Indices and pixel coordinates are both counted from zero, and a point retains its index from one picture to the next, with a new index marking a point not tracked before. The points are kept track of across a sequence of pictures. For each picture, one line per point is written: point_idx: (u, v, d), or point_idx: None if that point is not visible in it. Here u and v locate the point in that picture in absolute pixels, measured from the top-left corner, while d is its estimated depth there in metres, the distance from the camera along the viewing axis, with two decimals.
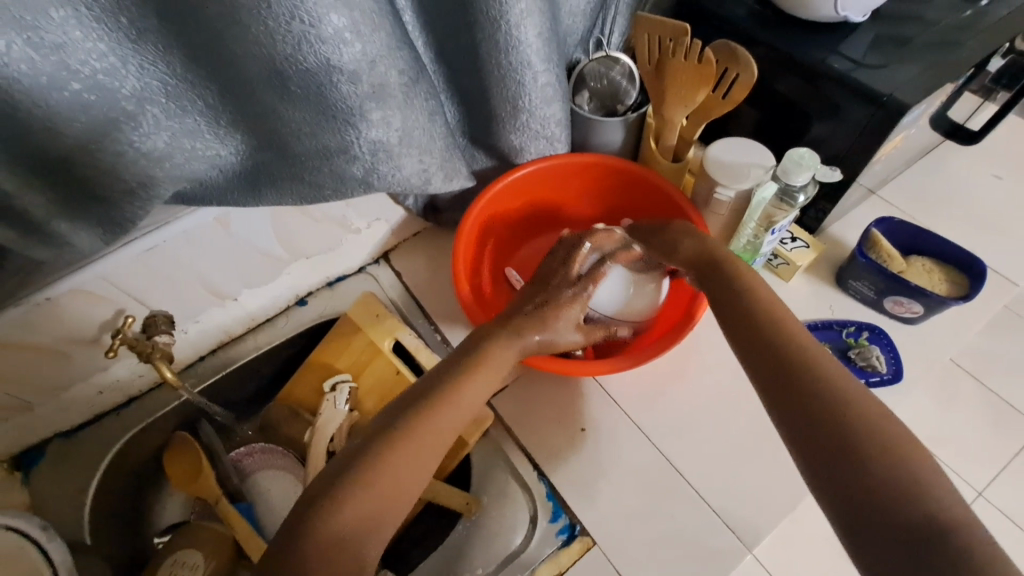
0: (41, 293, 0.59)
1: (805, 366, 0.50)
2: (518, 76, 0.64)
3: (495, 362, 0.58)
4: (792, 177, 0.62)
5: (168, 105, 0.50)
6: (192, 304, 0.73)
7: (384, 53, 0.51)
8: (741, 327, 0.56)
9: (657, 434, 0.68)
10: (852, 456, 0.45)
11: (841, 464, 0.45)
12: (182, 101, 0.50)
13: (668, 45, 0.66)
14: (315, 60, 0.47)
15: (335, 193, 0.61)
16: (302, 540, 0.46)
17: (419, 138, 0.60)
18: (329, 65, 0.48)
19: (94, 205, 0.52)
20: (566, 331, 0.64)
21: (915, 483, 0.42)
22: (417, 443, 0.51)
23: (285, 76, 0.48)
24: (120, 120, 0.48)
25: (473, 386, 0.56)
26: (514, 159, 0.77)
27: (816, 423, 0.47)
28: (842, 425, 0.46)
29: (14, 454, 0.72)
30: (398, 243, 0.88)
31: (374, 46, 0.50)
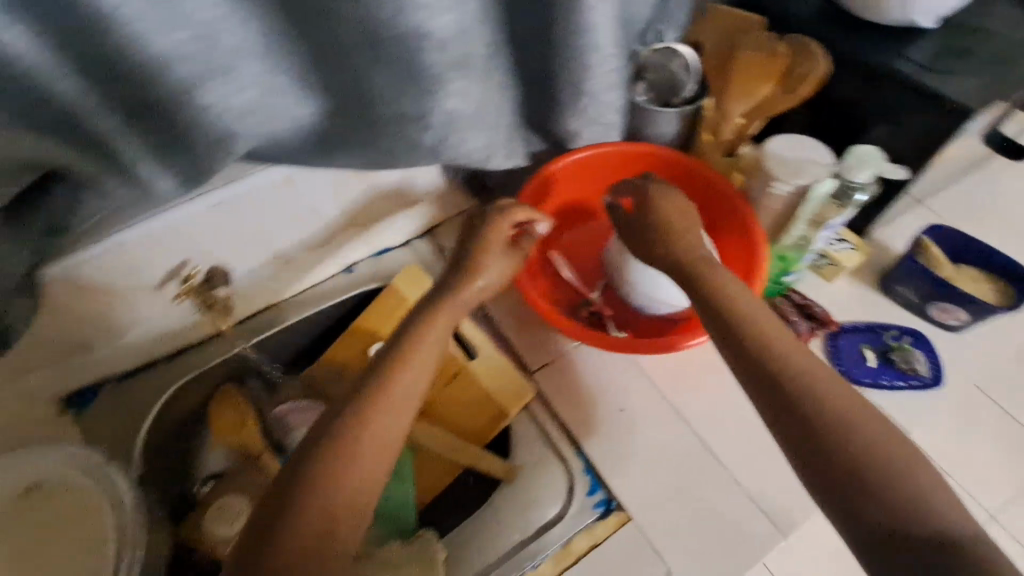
0: (114, 236, 0.61)
1: (795, 384, 0.50)
2: (588, 59, 0.65)
3: (437, 325, 0.60)
4: (855, 174, 0.64)
5: (263, 58, 0.52)
6: (248, 261, 0.75)
7: (472, 24, 0.52)
8: (728, 343, 0.55)
9: (696, 420, 0.70)
10: (856, 477, 0.45)
11: (845, 484, 0.45)
12: (276, 57, 0.52)
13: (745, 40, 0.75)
14: (409, 23, 0.49)
15: (403, 160, 0.62)
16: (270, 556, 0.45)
17: (490, 113, 0.61)
18: (420, 31, 0.49)
19: (180, 153, 0.54)
20: (497, 272, 0.66)
21: (917, 501, 0.43)
22: (369, 442, 0.51)
23: (377, 38, 0.50)
24: (217, 70, 0.49)
25: (424, 347, 0.58)
26: (569, 143, 0.77)
27: (814, 445, 0.47)
28: (840, 441, 0.47)
29: (67, 394, 0.74)
30: (446, 218, 0.88)
31: (463, 17, 0.51)
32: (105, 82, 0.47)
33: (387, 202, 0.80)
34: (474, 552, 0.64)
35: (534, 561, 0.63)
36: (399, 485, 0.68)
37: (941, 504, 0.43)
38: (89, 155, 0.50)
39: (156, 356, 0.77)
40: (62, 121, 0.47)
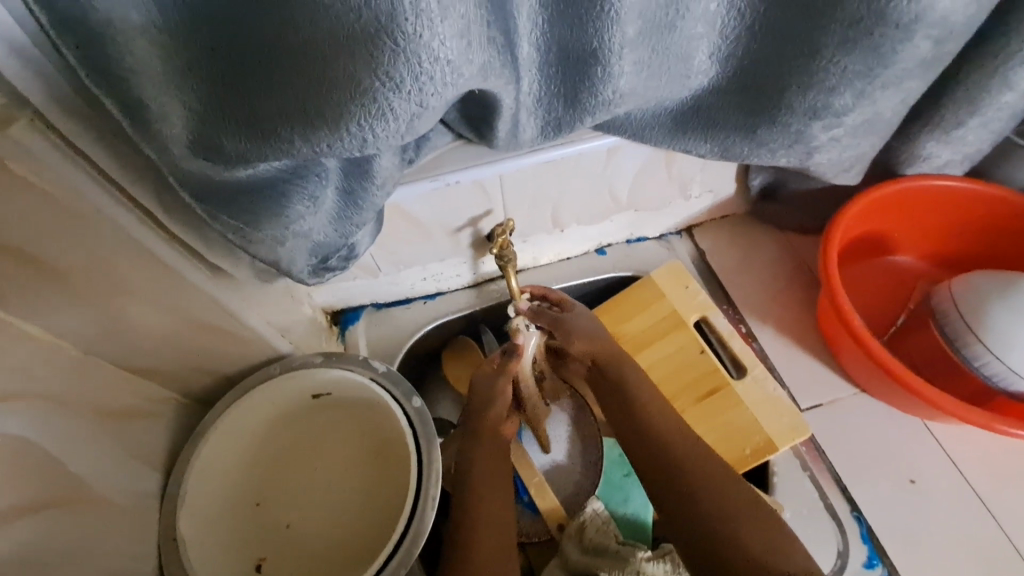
0: (446, 176, 0.60)
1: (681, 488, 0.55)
2: (1014, 78, 0.54)
3: (489, 450, 0.60)
4: None
5: (716, 11, 0.45)
6: (528, 222, 0.72)
7: (966, 18, 0.45)
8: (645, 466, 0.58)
9: (1006, 515, 0.61)
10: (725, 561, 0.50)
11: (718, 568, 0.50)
12: (731, 13, 0.46)
13: None
14: (915, 7, 0.43)
15: (763, 156, 0.55)
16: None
17: (890, 121, 0.53)
18: (922, 15, 0.43)
19: (567, 109, 0.50)
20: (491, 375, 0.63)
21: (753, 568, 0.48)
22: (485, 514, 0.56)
23: (867, 17, 0.43)
24: (671, 22, 0.44)
25: (488, 459, 0.60)
26: (905, 168, 0.66)
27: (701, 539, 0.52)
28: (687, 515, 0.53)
29: (336, 309, 0.76)
30: (708, 219, 0.82)
31: (966, 9, 0.44)
32: (562, 15, 0.43)
33: (672, 193, 0.75)
34: None
35: None
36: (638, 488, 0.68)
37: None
38: (509, 98, 0.45)
39: (415, 294, 0.77)
40: (507, 55, 0.41)
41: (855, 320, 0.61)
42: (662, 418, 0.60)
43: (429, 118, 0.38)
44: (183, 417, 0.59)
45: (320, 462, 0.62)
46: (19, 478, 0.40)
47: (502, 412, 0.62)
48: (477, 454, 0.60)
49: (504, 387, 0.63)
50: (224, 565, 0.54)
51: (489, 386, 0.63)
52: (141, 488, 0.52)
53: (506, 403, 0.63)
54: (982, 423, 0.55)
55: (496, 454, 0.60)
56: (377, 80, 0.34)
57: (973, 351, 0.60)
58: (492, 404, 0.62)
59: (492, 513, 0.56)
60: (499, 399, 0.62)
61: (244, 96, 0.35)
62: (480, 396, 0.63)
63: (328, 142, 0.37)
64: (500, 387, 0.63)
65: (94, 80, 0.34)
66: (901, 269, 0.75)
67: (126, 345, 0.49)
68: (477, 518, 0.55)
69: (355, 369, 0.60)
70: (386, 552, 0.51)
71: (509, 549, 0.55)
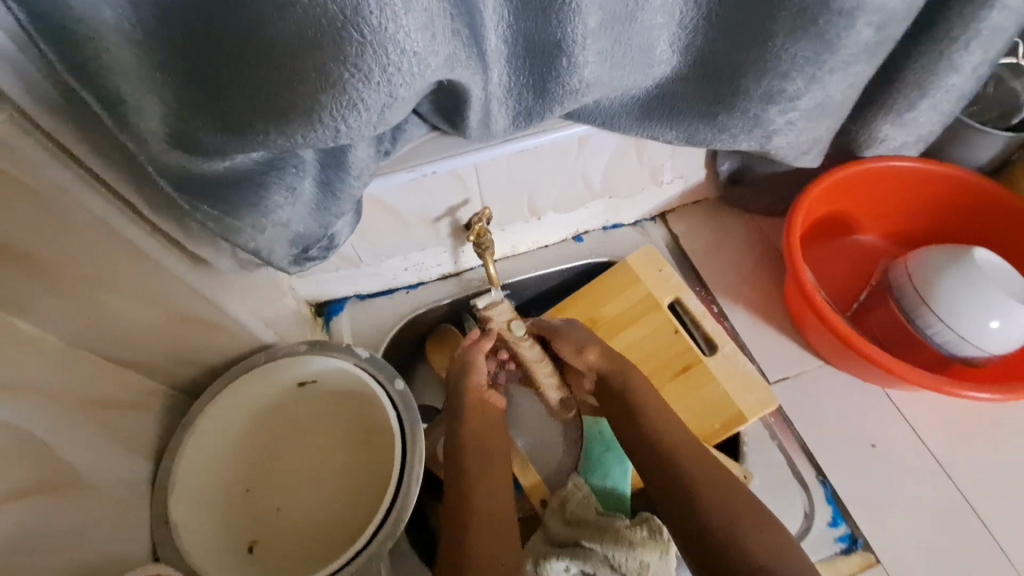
0: (423, 166, 0.62)
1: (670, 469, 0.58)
2: (958, 62, 0.56)
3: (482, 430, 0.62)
4: None
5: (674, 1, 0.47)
6: (507, 210, 0.74)
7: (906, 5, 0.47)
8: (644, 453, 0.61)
9: (960, 475, 0.64)
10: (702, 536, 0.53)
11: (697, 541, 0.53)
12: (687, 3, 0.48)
13: None
14: None
15: (726, 139, 0.58)
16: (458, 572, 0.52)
17: (840, 104, 0.55)
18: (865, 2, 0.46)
19: (535, 98, 0.52)
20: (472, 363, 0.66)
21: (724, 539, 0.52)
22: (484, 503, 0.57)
23: (813, 5, 0.46)
24: (633, 12, 0.47)
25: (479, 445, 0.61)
26: (865, 151, 0.69)
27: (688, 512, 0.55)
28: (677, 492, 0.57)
29: (320, 301, 0.77)
30: (680, 205, 0.85)
31: None
32: (526, 9, 0.45)
33: (645, 180, 0.78)
34: None
35: None
36: (618, 463, 0.70)
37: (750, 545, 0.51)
38: (476, 88, 0.47)
39: (399, 284, 0.79)
40: (472, 47, 0.44)
41: (813, 294, 0.65)
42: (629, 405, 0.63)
43: (401, 108, 0.40)
44: (171, 407, 0.61)
45: (309, 447, 0.65)
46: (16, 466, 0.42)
47: (480, 381, 0.65)
48: (463, 452, 0.61)
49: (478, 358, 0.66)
50: (216, 547, 0.56)
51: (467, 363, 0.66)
52: (132, 474, 0.54)
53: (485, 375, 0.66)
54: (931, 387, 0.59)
55: (483, 451, 0.62)
56: (346, 71, 0.36)
57: (925, 320, 0.63)
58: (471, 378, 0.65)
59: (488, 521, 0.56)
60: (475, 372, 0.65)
61: (218, 90, 0.37)
62: (458, 371, 0.66)
63: (303, 133, 0.39)
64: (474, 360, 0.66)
65: (73, 76, 0.35)
66: (865, 248, 0.79)
67: (112, 336, 0.51)
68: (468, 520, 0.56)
69: (339, 355, 0.62)
70: (372, 527, 0.53)
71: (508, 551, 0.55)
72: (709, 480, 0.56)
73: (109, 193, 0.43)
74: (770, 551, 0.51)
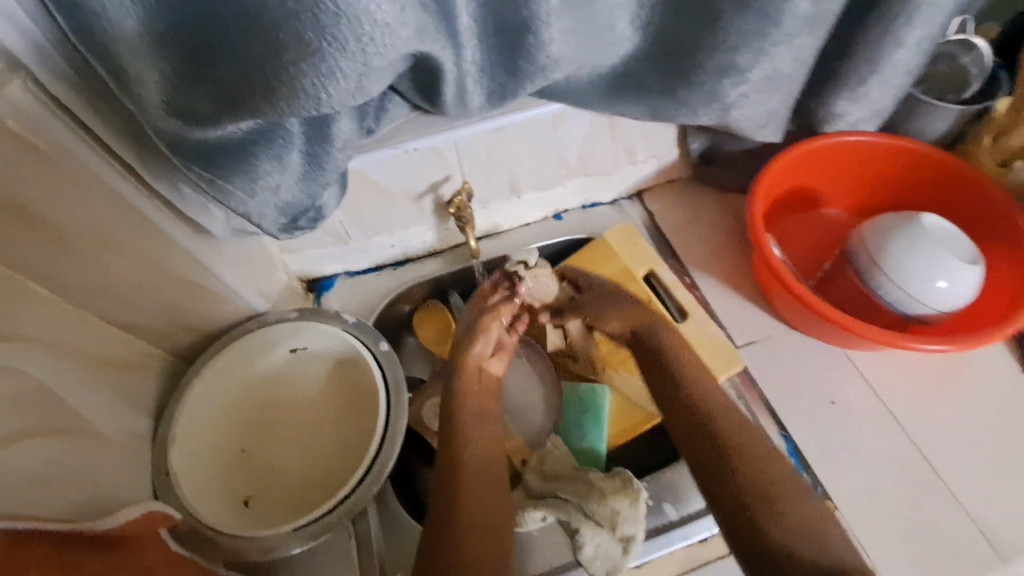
0: (405, 143, 0.66)
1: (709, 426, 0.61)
2: (901, 38, 0.60)
3: (474, 399, 0.65)
4: None
5: None
6: (488, 188, 0.78)
7: None
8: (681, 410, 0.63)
9: (915, 429, 0.68)
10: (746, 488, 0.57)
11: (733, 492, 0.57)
12: None
13: None
14: None
15: (688, 113, 0.62)
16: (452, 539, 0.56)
17: (791, 78, 0.59)
18: None
19: (507, 74, 0.56)
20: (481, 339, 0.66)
21: (764, 495, 0.56)
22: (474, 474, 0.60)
23: None
24: None
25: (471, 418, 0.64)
26: (825, 127, 0.73)
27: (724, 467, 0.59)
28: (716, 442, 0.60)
29: (311, 277, 0.81)
30: (656, 184, 0.89)
31: None
32: None
33: (619, 158, 0.81)
34: (669, 502, 0.66)
35: None
36: (595, 424, 0.73)
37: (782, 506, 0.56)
38: (449, 63, 0.51)
39: (388, 261, 0.83)
40: (442, 22, 0.47)
41: (774, 261, 0.69)
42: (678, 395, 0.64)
43: (377, 78, 0.44)
44: (169, 372, 0.64)
45: (300, 411, 0.69)
46: (41, 411, 0.45)
47: (479, 351, 0.66)
48: (462, 430, 0.63)
49: (486, 324, 0.65)
50: (214, 499, 0.60)
51: (472, 327, 0.66)
52: (134, 430, 0.58)
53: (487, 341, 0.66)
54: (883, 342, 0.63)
55: (483, 437, 0.63)
56: (324, 41, 0.40)
57: (876, 281, 0.67)
58: (471, 344, 0.65)
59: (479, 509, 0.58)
60: (479, 338, 0.65)
61: (207, 62, 0.41)
62: (464, 331, 0.66)
63: (287, 101, 0.43)
64: (483, 325, 0.65)
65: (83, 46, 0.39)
66: (829, 221, 0.82)
67: (116, 299, 0.55)
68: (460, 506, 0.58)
69: (329, 320, 0.67)
70: (359, 474, 0.57)
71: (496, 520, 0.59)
72: (752, 470, 0.58)
73: (110, 156, 0.48)
74: (797, 509, 0.55)
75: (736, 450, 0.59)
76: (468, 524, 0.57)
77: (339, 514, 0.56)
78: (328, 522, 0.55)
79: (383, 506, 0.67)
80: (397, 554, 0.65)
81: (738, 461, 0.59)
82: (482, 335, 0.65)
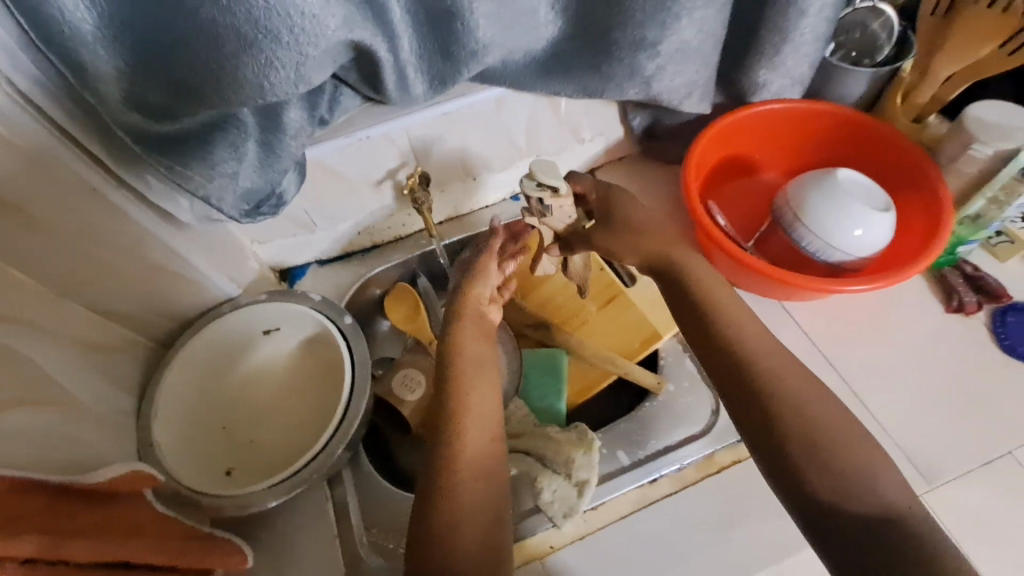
0: (358, 132, 0.71)
1: (763, 384, 0.58)
2: (802, 7, 0.66)
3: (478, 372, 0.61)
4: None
5: None
6: (444, 171, 0.83)
7: None
8: (726, 371, 0.60)
9: (846, 369, 0.74)
10: (807, 446, 0.54)
11: (798, 455, 0.54)
12: None
13: None
14: None
15: (616, 87, 0.67)
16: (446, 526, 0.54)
17: (701, 49, 0.65)
18: None
19: (442, 60, 0.61)
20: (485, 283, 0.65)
21: (826, 457, 0.54)
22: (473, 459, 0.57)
23: None
24: None
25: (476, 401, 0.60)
26: (751, 96, 0.78)
27: (774, 427, 0.56)
28: (767, 402, 0.57)
29: (284, 267, 0.86)
30: (606, 161, 0.94)
31: None
32: None
33: (567, 138, 0.86)
34: (622, 450, 0.72)
35: (682, 462, 0.70)
36: (553, 385, 0.78)
37: (837, 461, 0.53)
38: (384, 52, 0.56)
39: (356, 248, 0.88)
40: (370, 13, 0.53)
41: (708, 222, 0.74)
42: (722, 353, 0.61)
43: (315, 67, 0.50)
44: (150, 356, 0.69)
45: (275, 388, 0.74)
46: (23, 382, 0.50)
47: (483, 292, 0.64)
48: (467, 404, 0.59)
49: (485, 264, 0.65)
50: (198, 468, 0.65)
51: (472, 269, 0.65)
52: (118, 407, 0.63)
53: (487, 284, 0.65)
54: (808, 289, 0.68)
55: (485, 415, 0.60)
56: (260, 35, 0.45)
57: (799, 233, 0.72)
58: (472, 286, 0.64)
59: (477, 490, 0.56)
60: (478, 280, 0.64)
61: (160, 58, 0.47)
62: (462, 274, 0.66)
63: (234, 91, 0.48)
64: (483, 264, 0.65)
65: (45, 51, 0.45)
66: (767, 184, 0.87)
67: (97, 287, 0.60)
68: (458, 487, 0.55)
69: (298, 299, 0.73)
70: (327, 434, 0.64)
71: (489, 505, 0.57)
72: (798, 420, 0.55)
73: (77, 148, 0.53)
74: (851, 463, 0.53)
75: (779, 405, 0.56)
76: (469, 504, 0.55)
77: (313, 467, 0.63)
78: (300, 477, 0.62)
79: (357, 469, 0.72)
80: (371, 513, 0.69)
81: (786, 417, 0.56)
82: (482, 278, 0.65)
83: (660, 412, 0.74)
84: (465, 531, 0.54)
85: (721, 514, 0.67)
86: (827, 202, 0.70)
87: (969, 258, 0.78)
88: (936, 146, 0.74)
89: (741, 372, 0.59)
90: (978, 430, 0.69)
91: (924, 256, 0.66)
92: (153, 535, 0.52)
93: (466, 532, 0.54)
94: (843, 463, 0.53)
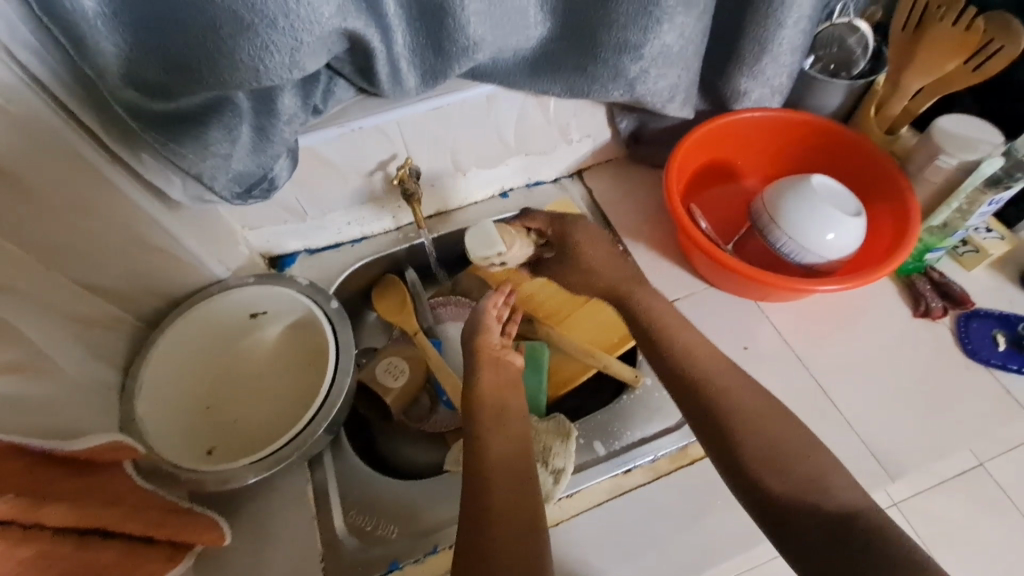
0: (350, 122, 0.72)
1: (727, 401, 0.63)
2: (780, 19, 0.69)
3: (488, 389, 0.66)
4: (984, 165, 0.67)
5: None
6: (435, 165, 0.84)
7: None
8: (697, 387, 0.65)
9: (817, 368, 0.76)
10: (775, 457, 0.58)
11: (765, 462, 0.58)
12: None
13: (936, 10, 0.68)
14: None
15: (601, 88, 0.69)
16: (491, 533, 0.54)
17: (683, 53, 0.68)
18: None
19: (434, 54, 0.63)
20: (491, 334, 0.72)
21: (788, 467, 0.57)
22: (506, 474, 0.59)
23: None
24: None
25: (493, 413, 0.64)
26: (733, 104, 0.81)
27: (747, 436, 0.60)
28: (734, 422, 0.61)
29: (273, 255, 0.87)
30: (593, 163, 0.96)
31: None
32: None
33: (556, 138, 0.89)
34: (599, 441, 0.73)
35: (656, 454, 0.71)
36: (535, 376, 0.80)
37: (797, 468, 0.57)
38: (377, 42, 0.58)
39: (347, 239, 0.89)
40: (364, 3, 0.55)
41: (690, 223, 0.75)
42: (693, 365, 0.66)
43: (309, 53, 0.52)
44: (136, 336, 0.70)
45: (261, 373, 0.76)
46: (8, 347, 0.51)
47: (492, 341, 0.71)
48: (479, 411, 0.64)
49: (487, 320, 0.73)
50: (180, 445, 0.67)
51: (477, 326, 0.72)
52: (103, 383, 0.64)
53: (497, 335, 0.72)
54: (785, 287, 0.70)
55: (500, 419, 0.64)
56: (256, 18, 0.48)
57: (775, 237, 0.75)
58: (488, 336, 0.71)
59: (504, 484, 0.58)
60: (487, 330, 0.71)
61: (158, 36, 0.48)
62: (469, 335, 0.72)
63: (229, 72, 0.50)
64: (486, 319, 0.72)
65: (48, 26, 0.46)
66: (748, 190, 0.90)
67: (85, 263, 0.60)
68: (489, 485, 0.58)
69: (285, 284, 0.74)
70: (308, 415, 0.66)
71: (532, 509, 0.57)
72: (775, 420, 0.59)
73: (73, 122, 0.54)
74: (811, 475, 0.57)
75: (738, 418, 0.61)
76: (507, 506, 0.56)
77: (293, 447, 0.64)
78: (279, 456, 0.64)
79: (339, 454, 0.73)
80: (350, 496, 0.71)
81: (755, 431, 0.60)
82: (487, 329, 0.72)
83: (637, 405, 0.76)
84: (511, 536, 0.54)
85: (694, 504, 0.68)
86: (817, 211, 0.72)
87: (937, 266, 0.82)
88: (908, 156, 0.77)
89: (714, 389, 0.64)
90: (942, 429, 0.72)
91: (892, 259, 0.69)
92: (127, 504, 0.52)
93: (511, 536, 0.54)
94: (805, 475, 0.57)
